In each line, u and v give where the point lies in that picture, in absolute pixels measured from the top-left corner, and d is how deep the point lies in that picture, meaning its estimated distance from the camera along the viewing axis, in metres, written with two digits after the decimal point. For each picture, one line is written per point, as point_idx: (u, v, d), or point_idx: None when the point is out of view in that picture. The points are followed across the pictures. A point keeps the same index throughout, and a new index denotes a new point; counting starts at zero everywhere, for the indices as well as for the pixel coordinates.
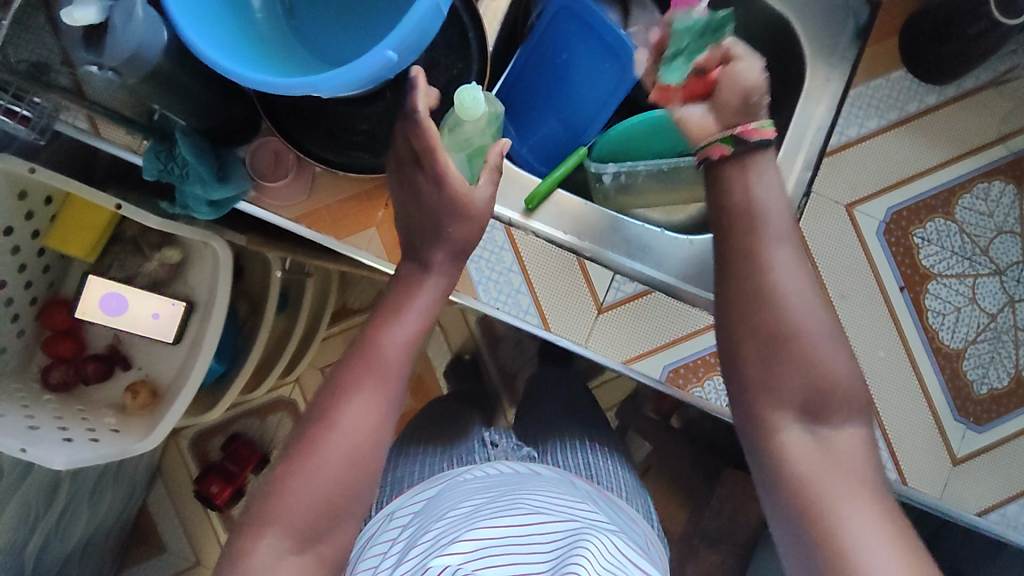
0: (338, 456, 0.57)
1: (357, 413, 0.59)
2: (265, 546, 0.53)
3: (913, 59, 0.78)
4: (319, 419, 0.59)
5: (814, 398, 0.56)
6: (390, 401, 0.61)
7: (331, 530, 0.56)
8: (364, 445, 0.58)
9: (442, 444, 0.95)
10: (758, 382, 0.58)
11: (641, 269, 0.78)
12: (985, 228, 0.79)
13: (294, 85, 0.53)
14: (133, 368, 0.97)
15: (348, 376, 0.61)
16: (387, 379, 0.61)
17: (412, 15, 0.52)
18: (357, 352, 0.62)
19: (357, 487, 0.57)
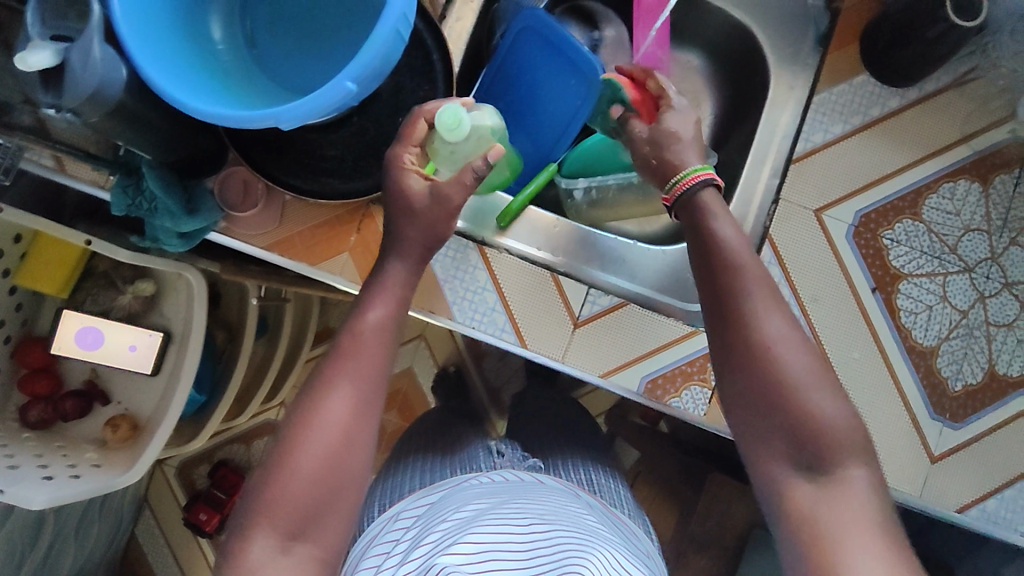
0: (327, 448, 0.55)
1: (340, 403, 0.56)
2: (257, 545, 0.53)
3: (874, 63, 0.79)
4: (305, 407, 0.56)
5: (826, 408, 0.53)
6: (374, 388, 0.58)
7: (319, 526, 0.55)
8: (347, 438, 0.56)
9: (446, 454, 0.95)
10: (744, 408, 0.55)
11: (617, 284, 0.80)
12: (952, 226, 0.80)
13: (254, 117, 0.52)
14: (112, 403, 0.96)
15: (334, 365, 0.58)
16: (368, 369, 0.58)
17: (372, 42, 0.51)
18: (344, 338, 0.60)
19: (347, 483, 0.55)
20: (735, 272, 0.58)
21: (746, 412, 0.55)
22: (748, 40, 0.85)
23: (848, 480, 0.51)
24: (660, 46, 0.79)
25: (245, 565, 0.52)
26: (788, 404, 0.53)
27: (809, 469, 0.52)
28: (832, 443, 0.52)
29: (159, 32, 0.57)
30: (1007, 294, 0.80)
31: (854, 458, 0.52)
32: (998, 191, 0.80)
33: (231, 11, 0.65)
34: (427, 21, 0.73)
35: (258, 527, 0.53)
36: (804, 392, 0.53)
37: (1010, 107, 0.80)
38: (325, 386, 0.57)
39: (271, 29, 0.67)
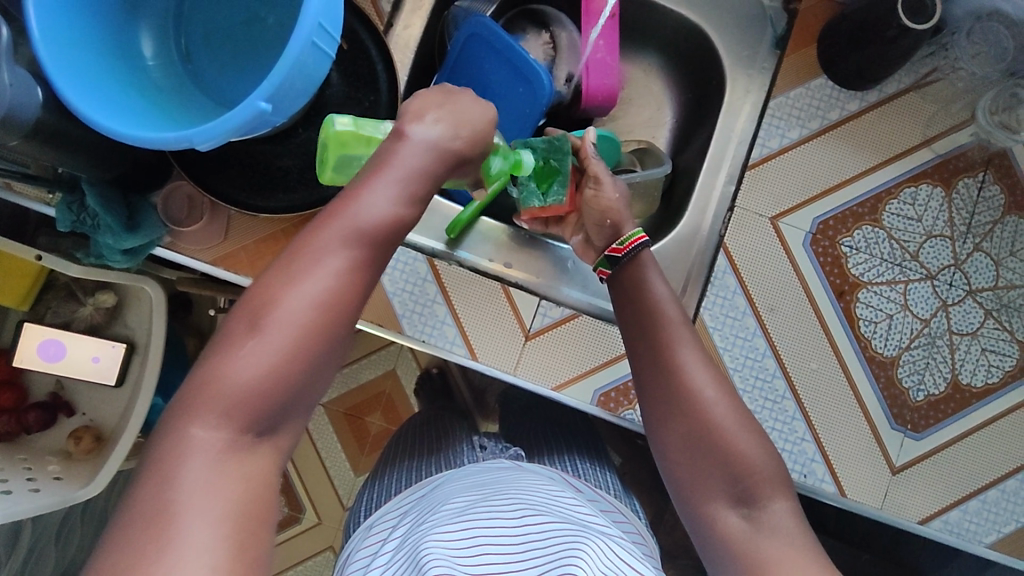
0: (290, 336, 0.48)
1: (313, 288, 0.49)
2: (201, 438, 0.46)
3: (831, 65, 0.77)
4: (260, 291, 0.49)
5: (753, 462, 0.59)
6: (356, 274, 0.51)
7: (283, 422, 0.49)
8: (319, 324, 0.49)
9: (434, 451, 0.96)
10: (670, 448, 0.61)
11: (569, 293, 0.78)
12: (914, 233, 0.78)
13: (171, 139, 0.52)
14: (77, 414, 0.97)
15: (308, 235, 0.51)
16: (349, 247, 0.51)
17: (285, 58, 0.50)
18: (325, 217, 0.52)
19: (310, 375, 0.49)
20: (671, 332, 0.64)
21: (687, 462, 0.60)
22: (705, 43, 0.84)
23: (776, 515, 0.57)
24: (608, 51, 0.78)
25: (181, 472, 0.44)
26: (725, 457, 0.59)
27: (744, 503, 0.58)
28: (756, 490, 0.58)
29: (85, 50, 0.56)
30: (971, 301, 0.78)
31: (779, 492, 0.58)
32: (962, 196, 0.78)
33: (164, 27, 0.65)
34: (370, 31, 0.72)
35: (205, 417, 0.46)
36: (729, 439, 0.59)
37: (971, 109, 0.78)
38: (292, 271, 0.50)
39: (205, 42, 0.66)
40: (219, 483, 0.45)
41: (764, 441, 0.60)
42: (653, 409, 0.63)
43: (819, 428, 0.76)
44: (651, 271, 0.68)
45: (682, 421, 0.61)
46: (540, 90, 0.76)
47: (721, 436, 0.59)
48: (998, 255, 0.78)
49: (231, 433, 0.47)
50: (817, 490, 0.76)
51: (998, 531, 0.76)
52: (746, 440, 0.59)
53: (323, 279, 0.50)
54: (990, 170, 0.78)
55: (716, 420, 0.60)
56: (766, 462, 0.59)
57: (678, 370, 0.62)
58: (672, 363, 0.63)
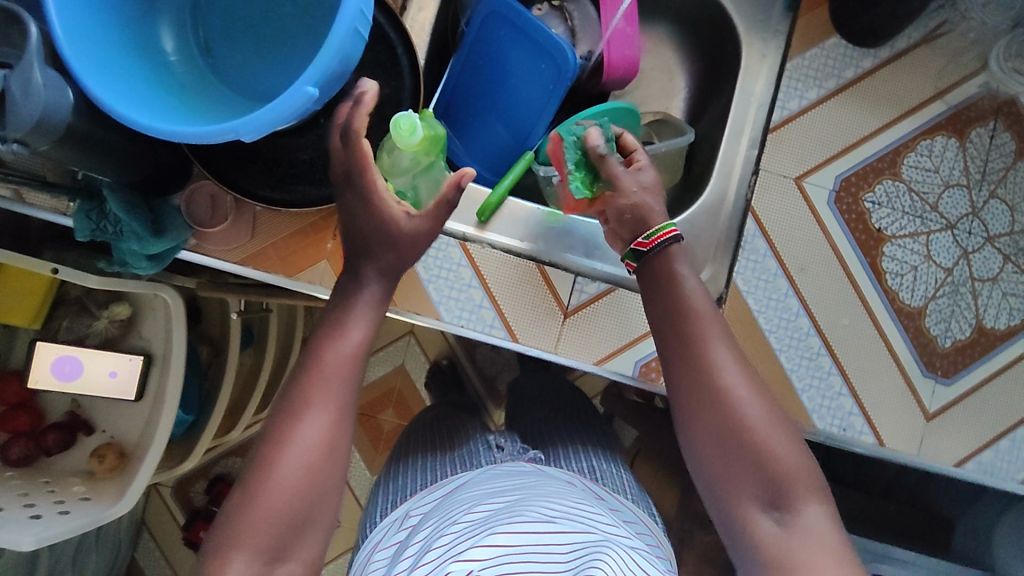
0: (298, 475, 0.55)
1: (310, 429, 0.57)
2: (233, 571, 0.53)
3: (844, 23, 0.78)
4: (275, 436, 0.57)
5: (783, 456, 0.59)
6: (345, 409, 0.59)
7: (295, 542, 0.55)
8: (320, 465, 0.56)
9: (452, 448, 0.94)
10: (697, 440, 0.62)
11: (602, 269, 0.78)
12: (932, 184, 0.80)
13: (215, 133, 0.50)
14: (97, 432, 0.94)
15: (300, 391, 0.58)
16: (339, 395, 0.59)
17: (331, 41, 0.49)
18: (305, 369, 0.59)
19: (316, 499, 0.56)
20: (706, 321, 0.64)
21: (718, 458, 0.60)
22: (714, 9, 0.83)
23: (811, 517, 0.58)
24: (628, 22, 0.77)
25: None
26: (755, 450, 0.59)
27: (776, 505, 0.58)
28: (789, 484, 0.58)
29: (107, 48, 0.54)
30: (990, 248, 0.80)
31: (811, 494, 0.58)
32: (975, 144, 0.80)
33: (182, 20, 0.63)
34: (387, 14, 0.71)
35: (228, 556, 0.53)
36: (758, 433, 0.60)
37: (981, 59, 0.80)
38: (296, 418, 0.57)
39: (224, 33, 0.64)
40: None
41: (795, 440, 0.60)
42: (681, 401, 0.63)
43: (854, 382, 0.78)
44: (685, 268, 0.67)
45: (711, 417, 0.61)
46: (562, 62, 0.75)
47: (753, 436, 0.59)
48: (1013, 201, 0.81)
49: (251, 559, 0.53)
50: (856, 442, 0.78)
51: None
52: (778, 439, 0.60)
53: (319, 426, 0.57)
54: (1000, 118, 0.81)
55: (743, 413, 0.60)
56: (795, 460, 0.59)
57: (709, 365, 0.62)
58: (704, 358, 0.62)
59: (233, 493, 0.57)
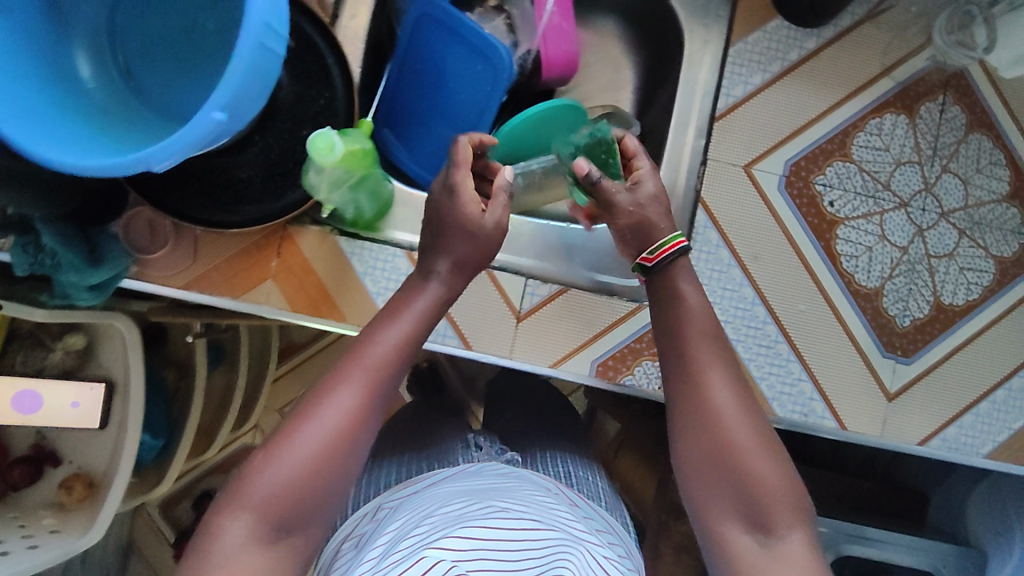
0: (320, 445, 0.53)
1: (340, 403, 0.54)
2: (233, 531, 0.50)
3: (784, 5, 0.77)
4: (308, 401, 0.54)
5: (768, 477, 0.56)
6: (381, 389, 0.56)
7: (307, 519, 0.53)
8: (349, 435, 0.53)
9: (428, 445, 0.94)
10: (686, 453, 0.59)
11: (553, 270, 0.79)
12: (884, 162, 0.79)
13: (125, 164, 0.48)
14: (64, 463, 0.94)
15: (337, 367, 0.56)
16: (377, 377, 0.56)
17: (234, 64, 0.47)
18: (347, 354, 0.57)
19: (339, 472, 0.53)
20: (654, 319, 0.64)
21: (705, 473, 0.58)
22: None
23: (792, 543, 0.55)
24: (563, 16, 0.76)
25: (214, 550, 0.50)
26: (740, 470, 0.56)
27: (759, 528, 0.55)
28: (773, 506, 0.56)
29: (20, 75, 0.52)
30: (945, 224, 0.80)
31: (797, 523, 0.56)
32: (925, 120, 0.79)
33: (102, 44, 0.61)
34: (316, 25, 0.70)
35: (232, 512, 0.51)
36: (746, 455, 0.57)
37: (926, 33, 0.79)
38: (332, 385, 0.55)
39: (145, 55, 0.63)
40: (244, 570, 0.50)
41: (776, 459, 0.57)
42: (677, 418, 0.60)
43: (816, 367, 0.78)
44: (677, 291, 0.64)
45: (702, 433, 0.58)
46: (499, 61, 0.73)
47: (740, 453, 0.57)
48: (966, 174, 0.80)
49: (255, 526, 0.51)
50: (819, 427, 0.77)
51: (993, 441, 0.79)
52: (765, 461, 0.57)
53: (348, 404, 0.54)
54: (949, 92, 0.80)
55: (733, 431, 0.58)
56: (783, 482, 0.57)
57: (701, 385, 0.60)
58: (698, 377, 0.60)
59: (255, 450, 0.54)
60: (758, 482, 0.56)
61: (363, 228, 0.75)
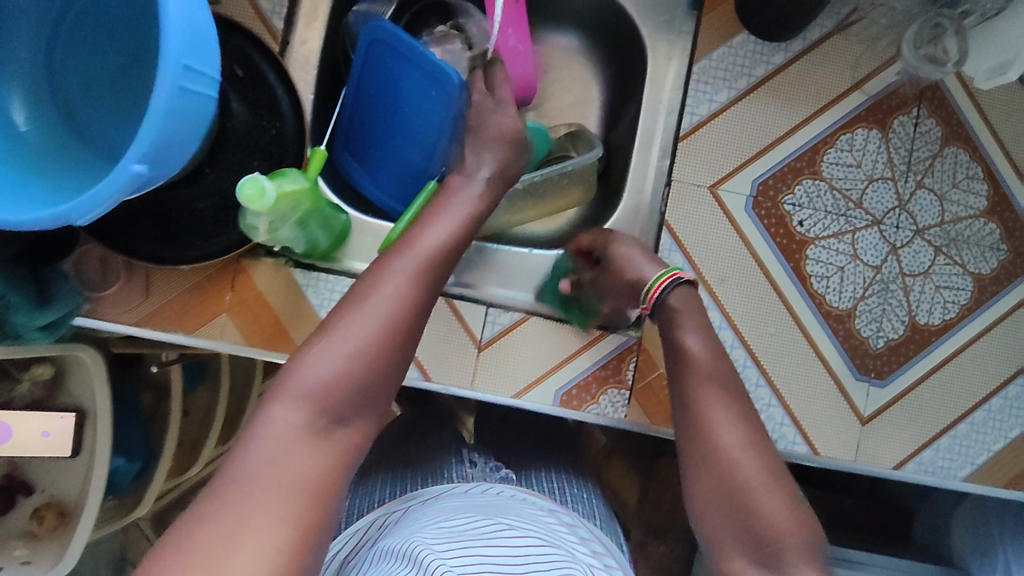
0: (372, 332, 0.52)
1: (392, 291, 0.54)
2: (283, 419, 0.48)
3: (750, 19, 0.74)
4: (357, 290, 0.54)
5: (774, 519, 0.53)
6: (426, 285, 0.56)
7: (359, 411, 0.51)
8: (399, 322, 0.53)
9: (418, 459, 0.87)
10: (700, 489, 0.56)
11: (514, 299, 0.77)
12: (855, 179, 0.76)
13: (48, 218, 0.47)
14: (36, 492, 0.93)
15: (379, 263, 0.56)
16: (422, 272, 0.56)
17: (150, 112, 0.45)
18: (384, 260, 0.56)
19: (390, 360, 0.52)
20: None
21: (710, 512, 0.56)
22: (619, 12, 0.80)
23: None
24: (519, 39, 0.74)
25: (263, 436, 0.47)
26: (746, 512, 0.54)
27: (764, 560, 0.53)
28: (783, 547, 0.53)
29: None
30: (920, 241, 0.77)
31: (807, 556, 0.52)
32: (898, 134, 0.77)
33: (39, 83, 0.59)
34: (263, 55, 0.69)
35: (286, 399, 0.49)
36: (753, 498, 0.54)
37: (896, 45, 0.76)
38: (378, 279, 0.55)
39: (86, 94, 0.61)
40: (299, 460, 0.47)
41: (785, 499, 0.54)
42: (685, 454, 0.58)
43: (787, 391, 0.76)
44: (673, 330, 0.64)
45: (708, 475, 0.56)
46: (451, 84, 0.71)
47: (745, 496, 0.54)
48: (942, 189, 0.77)
49: (309, 415, 0.49)
50: (790, 453, 0.75)
51: (971, 464, 0.77)
52: (772, 497, 0.54)
53: (399, 293, 0.54)
54: (924, 104, 0.77)
55: (737, 472, 0.55)
56: (795, 522, 0.53)
57: (707, 425, 0.58)
58: (699, 414, 0.58)
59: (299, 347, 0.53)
60: (771, 532, 0.53)
61: (318, 258, 0.73)
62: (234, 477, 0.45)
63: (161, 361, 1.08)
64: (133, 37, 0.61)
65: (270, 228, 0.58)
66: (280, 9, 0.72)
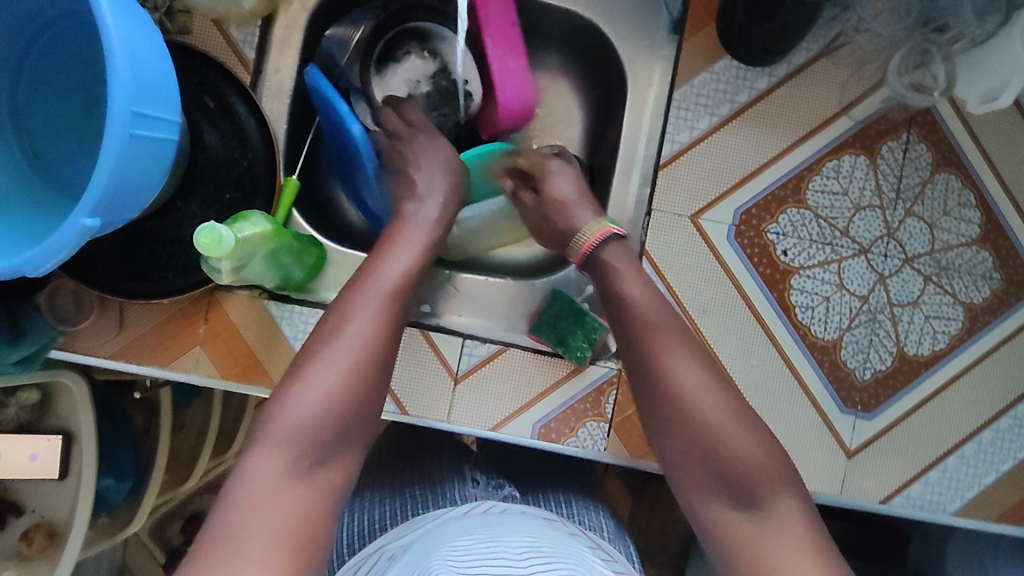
0: (342, 367, 0.52)
1: (359, 322, 0.54)
2: (262, 468, 0.48)
3: (732, 43, 0.72)
4: (325, 326, 0.54)
5: (740, 444, 0.53)
6: (393, 311, 0.56)
7: (336, 448, 0.50)
8: (369, 356, 0.53)
9: (419, 479, 0.82)
10: (662, 426, 0.55)
11: (492, 331, 0.75)
12: (842, 207, 0.75)
13: (1, 269, 0.47)
14: (26, 513, 0.94)
15: (343, 296, 0.56)
16: (387, 301, 0.56)
17: (100, 164, 0.45)
18: (346, 291, 0.57)
19: (362, 395, 0.52)
20: None
21: (682, 466, 0.54)
22: (598, 36, 0.78)
23: (780, 509, 0.51)
24: (518, 61, 0.73)
25: (244, 490, 0.47)
26: (709, 435, 0.53)
27: (743, 502, 0.51)
28: (754, 476, 0.52)
29: None
30: (909, 270, 0.75)
31: (786, 489, 0.52)
32: (887, 160, 0.75)
33: (3, 125, 0.59)
34: (235, 87, 0.68)
35: (261, 450, 0.48)
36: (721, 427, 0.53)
37: (884, 69, 0.74)
38: (343, 312, 0.55)
39: (49, 132, 0.62)
40: (282, 509, 0.46)
41: (752, 430, 0.53)
42: (639, 383, 0.58)
43: (771, 423, 0.74)
44: (612, 282, 0.63)
45: (659, 399, 0.55)
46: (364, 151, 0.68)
47: (702, 419, 0.54)
48: (932, 217, 0.75)
49: (288, 462, 0.48)
50: None
51: (962, 497, 0.75)
52: (742, 434, 0.53)
53: (367, 322, 0.54)
54: (913, 129, 0.75)
55: (690, 398, 0.54)
56: (767, 459, 0.53)
57: (663, 371, 0.56)
58: (655, 363, 0.56)
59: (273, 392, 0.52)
60: (739, 458, 0.52)
61: (294, 290, 0.72)
62: (218, 536, 0.44)
63: (145, 388, 1.10)
64: (94, 79, 0.63)
65: (235, 269, 0.56)
66: (252, 38, 0.71)
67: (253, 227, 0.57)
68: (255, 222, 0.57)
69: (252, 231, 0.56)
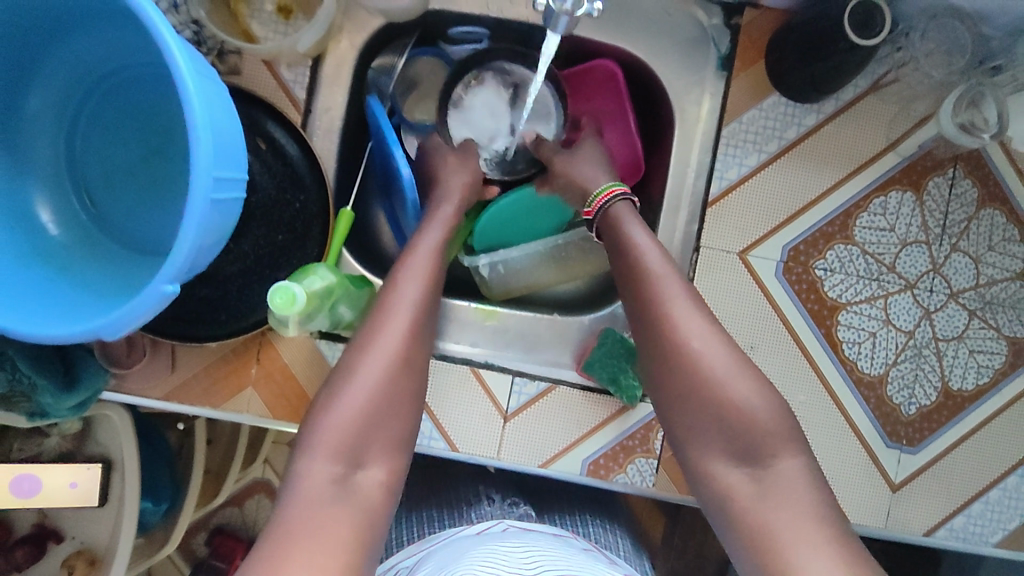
0: (379, 376, 0.57)
1: (391, 336, 0.58)
2: (313, 472, 0.52)
3: (781, 81, 0.72)
4: (360, 341, 0.58)
5: (745, 400, 0.57)
6: (420, 324, 0.61)
7: (372, 452, 0.55)
8: (399, 370, 0.58)
9: (439, 501, 0.83)
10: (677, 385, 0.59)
11: (540, 368, 0.76)
12: (888, 244, 0.75)
13: (76, 333, 0.47)
14: (67, 539, 0.95)
15: (375, 309, 0.60)
16: (414, 316, 0.60)
17: (184, 231, 0.45)
18: (370, 313, 0.60)
19: (396, 404, 0.57)
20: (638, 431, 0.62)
21: (683, 417, 0.59)
22: (644, 71, 0.78)
23: (785, 469, 0.54)
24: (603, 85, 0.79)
25: (298, 492, 0.51)
26: (717, 401, 0.57)
27: (748, 460, 0.55)
28: (764, 438, 0.56)
29: None
30: (953, 305, 0.75)
31: (787, 457, 0.55)
32: (933, 197, 0.75)
33: (60, 181, 0.62)
34: (286, 128, 0.68)
35: (309, 457, 0.53)
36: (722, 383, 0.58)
37: (932, 107, 0.74)
38: (377, 325, 0.59)
39: (106, 183, 0.64)
40: (333, 507, 0.50)
41: (759, 384, 0.58)
42: (649, 344, 0.61)
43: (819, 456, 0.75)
44: (620, 235, 0.66)
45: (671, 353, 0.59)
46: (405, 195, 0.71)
47: (712, 385, 0.57)
48: (977, 253, 0.75)
49: (335, 468, 0.53)
50: None
51: (1003, 529, 0.76)
52: (742, 386, 0.57)
53: (398, 337, 0.58)
54: (960, 165, 0.75)
55: (703, 362, 0.58)
56: (765, 422, 0.56)
57: (682, 340, 0.59)
58: (671, 335, 0.59)
59: (314, 402, 0.57)
60: (751, 425, 0.56)
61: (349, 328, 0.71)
62: (279, 531, 0.48)
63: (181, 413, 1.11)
64: (151, 131, 0.63)
65: (301, 324, 0.58)
66: (301, 78, 0.71)
67: (313, 284, 0.59)
68: (313, 277, 0.60)
69: (313, 287, 0.59)
